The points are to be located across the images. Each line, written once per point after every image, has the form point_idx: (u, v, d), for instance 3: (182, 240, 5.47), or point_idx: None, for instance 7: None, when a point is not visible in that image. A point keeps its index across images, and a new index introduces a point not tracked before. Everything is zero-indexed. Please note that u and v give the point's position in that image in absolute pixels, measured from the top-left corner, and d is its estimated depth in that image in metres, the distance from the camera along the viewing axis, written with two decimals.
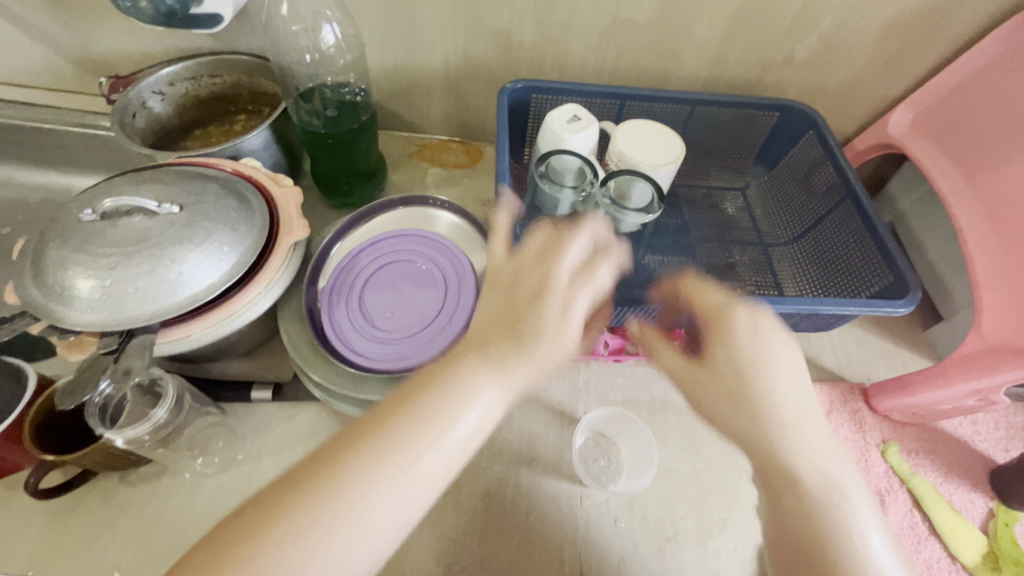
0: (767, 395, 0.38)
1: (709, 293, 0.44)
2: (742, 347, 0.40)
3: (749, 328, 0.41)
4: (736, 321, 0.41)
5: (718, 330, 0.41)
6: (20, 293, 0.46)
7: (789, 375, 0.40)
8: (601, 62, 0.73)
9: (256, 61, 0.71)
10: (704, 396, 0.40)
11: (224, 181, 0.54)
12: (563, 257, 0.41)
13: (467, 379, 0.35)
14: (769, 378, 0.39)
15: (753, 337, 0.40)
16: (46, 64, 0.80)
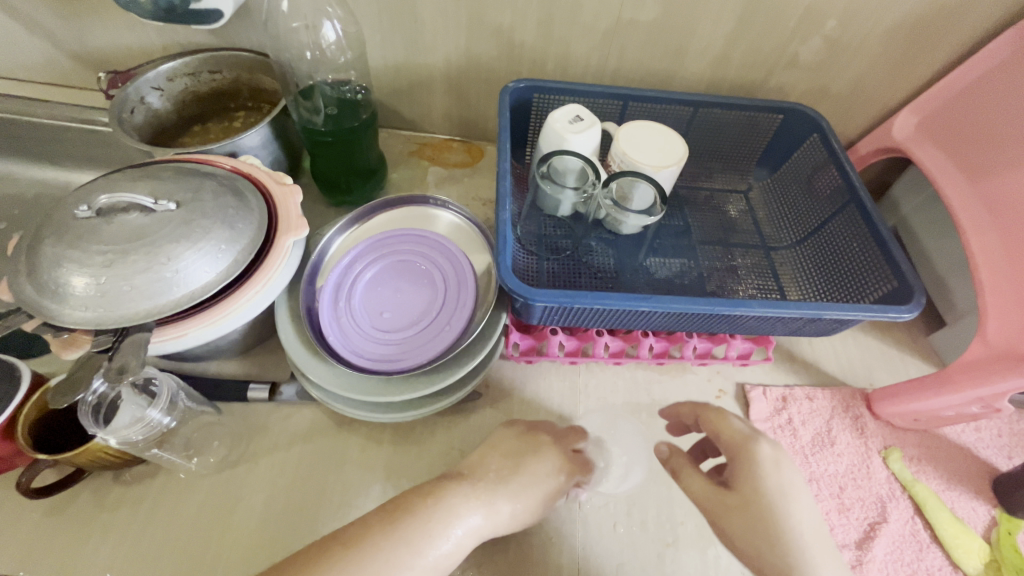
0: (786, 522, 0.48)
1: (733, 421, 0.54)
2: (767, 482, 0.50)
3: (767, 455, 0.51)
4: (759, 450, 0.52)
5: (743, 458, 0.52)
6: (14, 289, 0.45)
7: (807, 506, 0.50)
8: (604, 62, 0.72)
9: (256, 58, 0.70)
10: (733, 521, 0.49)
11: (222, 179, 0.54)
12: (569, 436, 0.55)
13: (508, 492, 0.48)
14: (783, 502, 0.49)
15: (776, 466, 0.51)
16: (44, 58, 0.79)
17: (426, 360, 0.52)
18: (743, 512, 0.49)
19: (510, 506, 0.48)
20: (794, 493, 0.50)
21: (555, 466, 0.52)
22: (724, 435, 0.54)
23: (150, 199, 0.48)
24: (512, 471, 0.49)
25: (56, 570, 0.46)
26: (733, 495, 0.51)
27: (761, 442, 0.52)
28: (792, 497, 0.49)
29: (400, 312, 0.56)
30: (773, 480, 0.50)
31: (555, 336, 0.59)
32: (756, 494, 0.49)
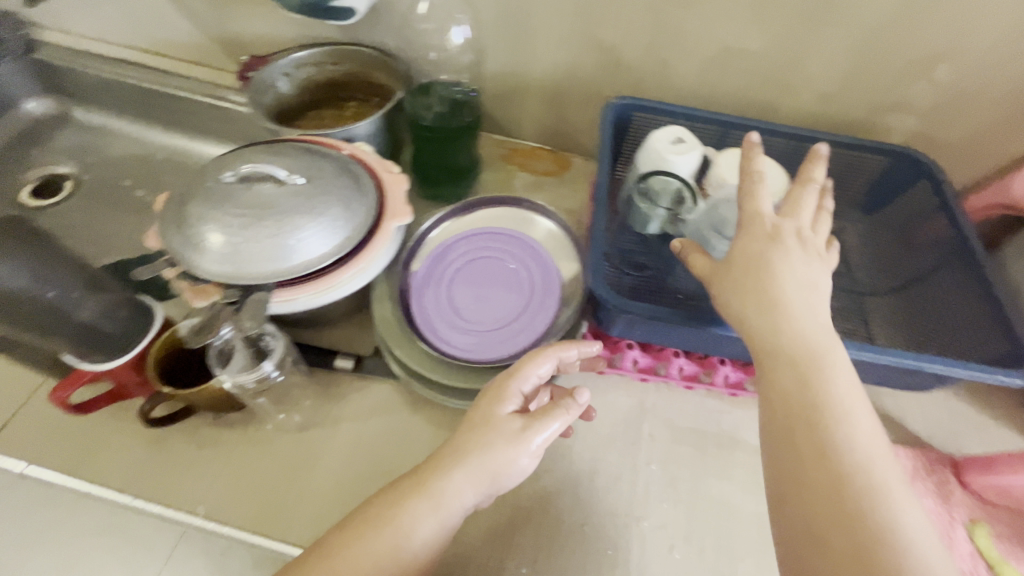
0: (787, 320, 0.42)
1: (760, 204, 0.47)
2: (776, 265, 0.44)
3: (786, 271, 0.43)
4: (774, 239, 0.45)
5: (751, 259, 0.44)
6: (162, 238, 0.51)
7: (814, 319, 0.42)
8: (706, 87, 0.73)
9: (376, 54, 0.76)
10: (725, 293, 0.45)
11: (342, 160, 0.58)
12: (523, 376, 0.46)
13: (457, 478, 0.42)
14: (779, 285, 0.43)
15: (783, 255, 0.44)
16: (189, 38, 0.89)
17: (507, 355, 0.54)
18: (752, 298, 0.43)
19: (464, 486, 0.42)
20: (800, 287, 0.43)
21: (505, 431, 0.43)
22: (759, 228, 0.46)
23: (283, 171, 0.53)
24: (459, 449, 0.43)
25: (160, 495, 0.51)
26: (729, 275, 0.45)
27: (777, 228, 0.45)
28: (803, 296, 0.43)
29: (486, 307, 0.57)
30: (786, 269, 0.44)
31: (630, 350, 0.61)
32: (769, 301, 0.43)
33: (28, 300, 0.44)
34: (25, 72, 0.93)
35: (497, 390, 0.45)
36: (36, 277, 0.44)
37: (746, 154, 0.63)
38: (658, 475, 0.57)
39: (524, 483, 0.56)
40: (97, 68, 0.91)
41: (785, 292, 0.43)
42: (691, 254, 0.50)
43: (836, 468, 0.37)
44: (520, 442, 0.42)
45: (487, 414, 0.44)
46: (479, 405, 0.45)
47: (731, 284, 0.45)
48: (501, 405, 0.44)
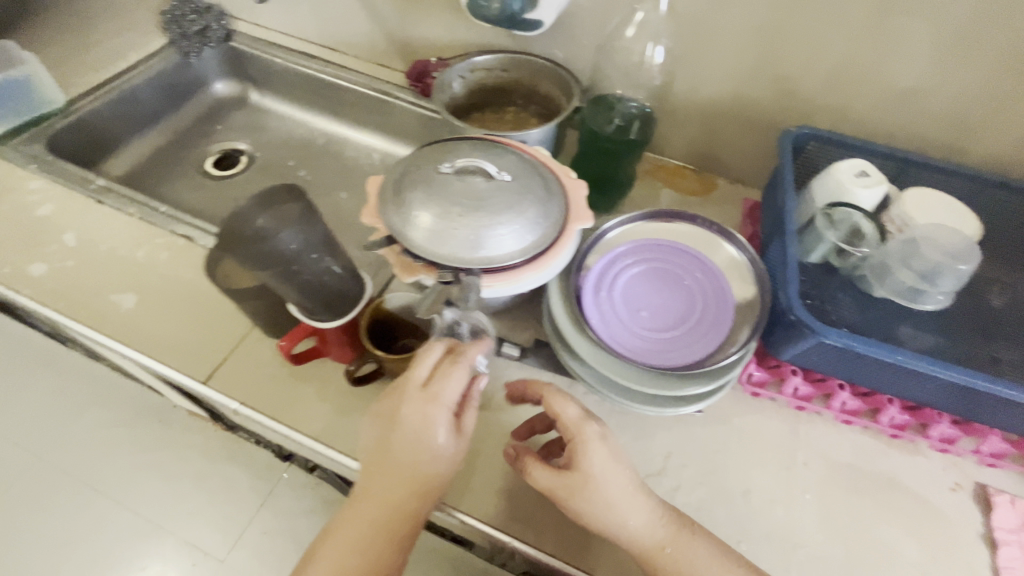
0: (621, 503, 0.49)
1: (564, 410, 0.52)
2: (594, 463, 0.49)
3: (605, 468, 0.49)
4: (589, 435, 0.50)
5: (583, 471, 0.49)
6: (383, 216, 0.56)
7: (625, 494, 0.49)
8: (880, 122, 0.71)
9: (548, 65, 0.80)
10: (574, 497, 0.49)
11: (535, 162, 0.62)
12: (447, 390, 0.49)
13: (391, 488, 0.49)
14: (613, 478, 0.49)
15: (604, 451, 0.50)
16: (365, 37, 0.97)
17: (681, 364, 0.56)
18: (597, 500, 0.49)
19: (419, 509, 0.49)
20: (615, 468, 0.50)
21: (445, 446, 0.49)
22: (575, 435, 0.51)
23: (493, 168, 0.58)
24: (406, 482, 0.49)
25: (350, 448, 0.57)
26: (571, 482, 0.49)
27: (589, 426, 0.51)
28: (617, 470, 0.50)
29: (656, 315, 0.59)
30: (610, 462, 0.50)
31: (794, 377, 0.61)
32: (613, 495, 0.49)
33: (283, 253, 0.50)
34: (221, 58, 1.05)
35: (431, 422, 0.49)
36: (302, 237, 0.51)
37: (928, 194, 0.62)
38: (813, 505, 0.57)
39: (680, 490, 0.57)
40: (282, 60, 1.02)
41: (603, 482, 0.49)
42: (531, 466, 0.51)
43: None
44: (459, 455, 0.50)
45: (428, 451, 0.48)
46: (412, 438, 0.48)
47: (577, 493, 0.49)
48: (435, 437, 0.49)
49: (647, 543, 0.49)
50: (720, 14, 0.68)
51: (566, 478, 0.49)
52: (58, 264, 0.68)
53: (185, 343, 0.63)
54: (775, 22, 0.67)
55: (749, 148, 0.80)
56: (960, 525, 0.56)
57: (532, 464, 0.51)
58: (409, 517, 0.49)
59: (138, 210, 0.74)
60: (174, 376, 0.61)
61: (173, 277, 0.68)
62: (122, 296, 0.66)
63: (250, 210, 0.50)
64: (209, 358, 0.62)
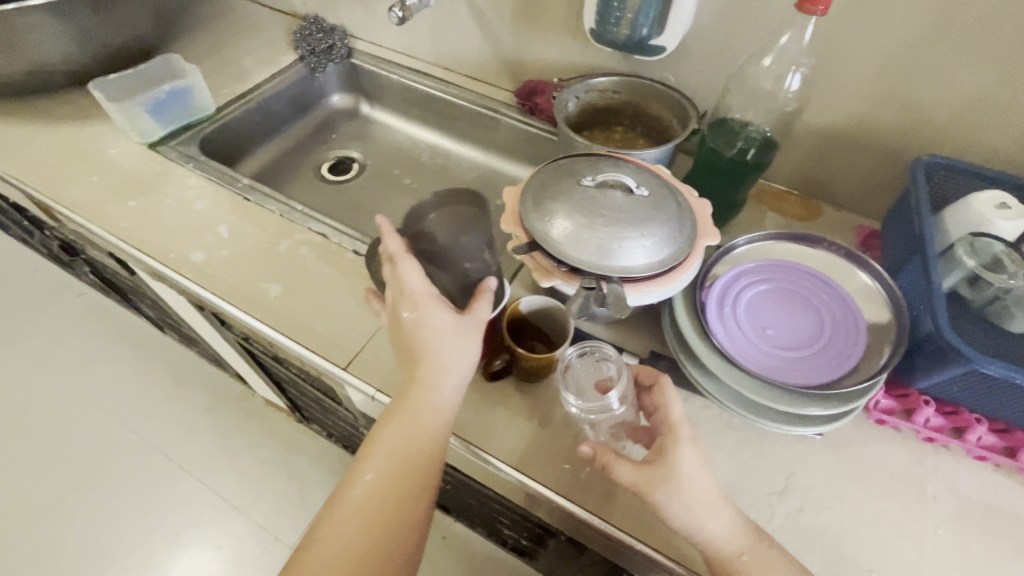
0: (700, 503, 0.49)
1: (668, 409, 0.53)
2: (684, 461, 0.50)
3: (693, 470, 0.49)
4: (683, 435, 0.51)
5: (671, 469, 0.49)
6: (526, 222, 0.60)
7: (708, 498, 0.49)
8: (1017, 156, 0.70)
9: (663, 88, 0.83)
10: (658, 494, 0.49)
11: (665, 179, 0.65)
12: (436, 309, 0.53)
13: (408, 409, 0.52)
14: (701, 477, 0.49)
15: (693, 449, 0.50)
16: (478, 57, 1.03)
17: (815, 383, 0.56)
18: (679, 499, 0.48)
19: (450, 387, 0.53)
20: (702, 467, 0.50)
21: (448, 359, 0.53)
22: (674, 432, 0.51)
23: (632, 182, 0.61)
24: (426, 365, 0.53)
25: (480, 439, 0.60)
26: (655, 477, 0.49)
27: (686, 427, 0.52)
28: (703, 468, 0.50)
29: (784, 331, 0.60)
30: (696, 460, 0.50)
31: (928, 408, 0.59)
32: (694, 494, 0.49)
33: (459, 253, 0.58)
34: (341, 73, 1.14)
35: (423, 305, 0.53)
36: (476, 240, 0.57)
37: None
38: (946, 541, 0.55)
39: (804, 512, 0.56)
40: (397, 76, 1.10)
41: (688, 480, 0.49)
42: (616, 461, 0.51)
43: None
44: (476, 332, 0.54)
45: (434, 331, 0.52)
46: (424, 365, 0.52)
47: (658, 488, 0.49)
48: (437, 318, 0.52)
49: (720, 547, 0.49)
50: (850, 43, 0.70)
51: (649, 470, 0.50)
52: (214, 252, 0.75)
53: (326, 332, 0.68)
54: (910, 53, 0.67)
55: (863, 177, 0.80)
56: None
57: (616, 461, 0.51)
58: (423, 435, 0.53)
59: (279, 209, 0.82)
60: (317, 360, 0.66)
61: (313, 270, 0.75)
62: (269, 284, 0.73)
63: (427, 208, 0.58)
64: (347, 347, 0.67)
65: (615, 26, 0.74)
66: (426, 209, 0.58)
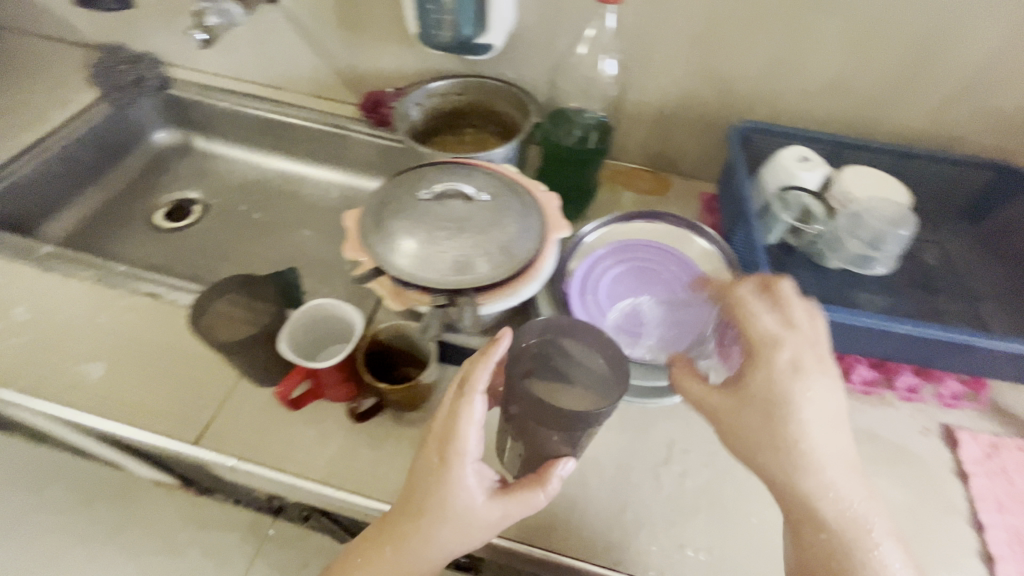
0: (800, 445, 0.46)
1: (754, 324, 0.49)
2: (778, 386, 0.46)
3: (797, 404, 0.46)
4: (778, 357, 0.47)
5: (755, 396, 0.47)
6: (367, 248, 0.57)
7: (818, 440, 0.46)
8: (815, 112, 0.78)
9: (501, 85, 0.83)
10: (738, 418, 0.47)
11: (508, 179, 0.64)
12: (464, 472, 0.46)
13: (387, 554, 0.48)
14: (801, 412, 0.46)
15: (796, 377, 0.47)
16: (312, 72, 0.96)
17: (673, 353, 0.59)
18: (764, 428, 0.46)
19: (446, 554, 0.47)
20: (820, 414, 0.46)
21: (456, 529, 0.46)
22: (759, 352, 0.48)
23: (470, 189, 0.59)
24: (424, 535, 0.46)
25: (360, 487, 0.55)
26: (738, 400, 0.47)
27: (784, 347, 0.48)
28: (814, 415, 0.46)
29: (642, 310, 0.62)
30: (802, 397, 0.46)
31: None
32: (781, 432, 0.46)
33: (567, 421, 0.46)
34: (160, 107, 1.01)
35: (457, 467, 0.45)
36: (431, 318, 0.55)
37: (862, 168, 0.68)
38: None
39: (688, 475, 0.59)
40: (226, 103, 0.99)
41: (796, 413, 0.46)
42: (687, 381, 0.51)
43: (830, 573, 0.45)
44: (489, 527, 0.46)
45: (456, 503, 0.45)
46: (426, 524, 0.46)
47: (743, 408, 0.47)
48: (461, 488, 0.46)
49: (795, 489, 0.46)
50: (660, 25, 0.73)
51: (733, 391, 0.48)
52: (11, 339, 0.63)
53: (167, 406, 0.59)
54: (711, 29, 0.73)
55: (698, 146, 0.86)
56: (938, 467, 0.61)
57: (686, 379, 0.51)
58: None
59: (93, 273, 0.70)
60: (158, 442, 0.57)
61: (142, 339, 0.65)
62: (90, 365, 0.62)
63: (374, 250, 0.56)
64: (194, 417, 0.59)
65: (435, 29, 0.72)
66: (370, 247, 0.57)
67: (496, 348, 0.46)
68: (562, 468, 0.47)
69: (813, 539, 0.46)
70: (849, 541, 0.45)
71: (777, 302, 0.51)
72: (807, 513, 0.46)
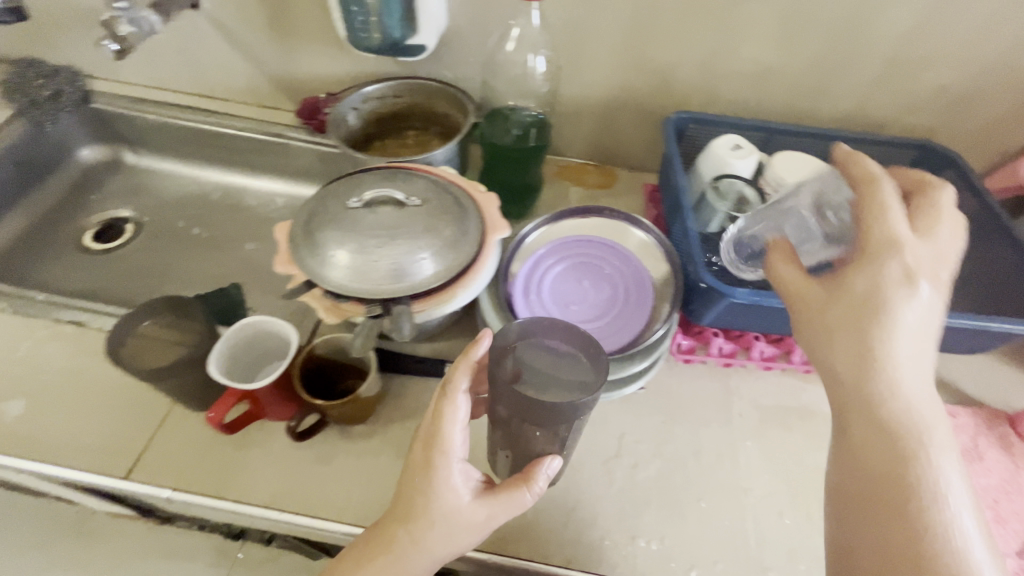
0: (888, 348, 0.41)
1: (891, 226, 0.44)
2: (879, 282, 0.43)
3: (899, 302, 0.42)
4: (889, 254, 0.43)
5: (861, 289, 0.43)
6: (297, 262, 0.55)
7: (904, 343, 0.42)
8: (749, 100, 0.80)
9: (438, 85, 0.81)
10: (820, 311, 0.45)
11: (444, 182, 0.63)
12: (450, 471, 0.43)
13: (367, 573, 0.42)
14: (897, 312, 0.42)
15: (907, 284, 0.42)
16: (245, 80, 0.93)
17: (617, 347, 0.59)
18: (850, 324, 0.43)
19: (431, 565, 0.43)
20: (917, 322, 0.42)
21: (443, 533, 0.43)
22: (878, 249, 0.44)
23: (402, 195, 0.58)
24: (408, 544, 0.42)
25: (305, 508, 0.54)
26: (835, 290, 0.45)
27: (907, 250, 0.43)
28: (907, 320, 0.42)
29: (585, 306, 0.62)
30: (904, 296, 0.42)
31: (716, 338, 0.67)
32: (866, 329, 0.42)
33: (546, 418, 0.45)
34: (83, 122, 0.96)
35: (442, 466, 0.43)
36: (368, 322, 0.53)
37: (795, 154, 0.69)
38: (756, 451, 0.62)
39: (639, 467, 0.60)
40: (154, 114, 0.94)
41: (896, 312, 0.42)
42: (779, 266, 0.50)
43: (874, 497, 0.39)
44: (477, 530, 0.43)
45: (443, 504, 0.43)
46: (410, 533, 0.42)
47: (829, 298, 0.45)
48: (448, 488, 0.43)
49: (864, 389, 0.42)
50: (592, 20, 0.74)
51: (827, 283, 0.46)
52: None
53: (94, 440, 0.56)
54: (642, 22, 0.73)
55: (640, 138, 0.87)
56: None
57: (779, 263, 0.50)
58: None
59: (11, 304, 0.66)
60: (85, 479, 0.54)
61: (67, 371, 0.61)
62: (8, 403, 0.58)
63: (303, 263, 0.55)
64: (125, 449, 0.56)
65: (363, 31, 0.70)
66: (300, 261, 0.55)
67: (476, 348, 0.45)
68: (548, 467, 0.45)
69: (871, 459, 0.40)
70: (909, 464, 0.39)
71: (927, 211, 0.46)
72: (868, 421, 0.41)
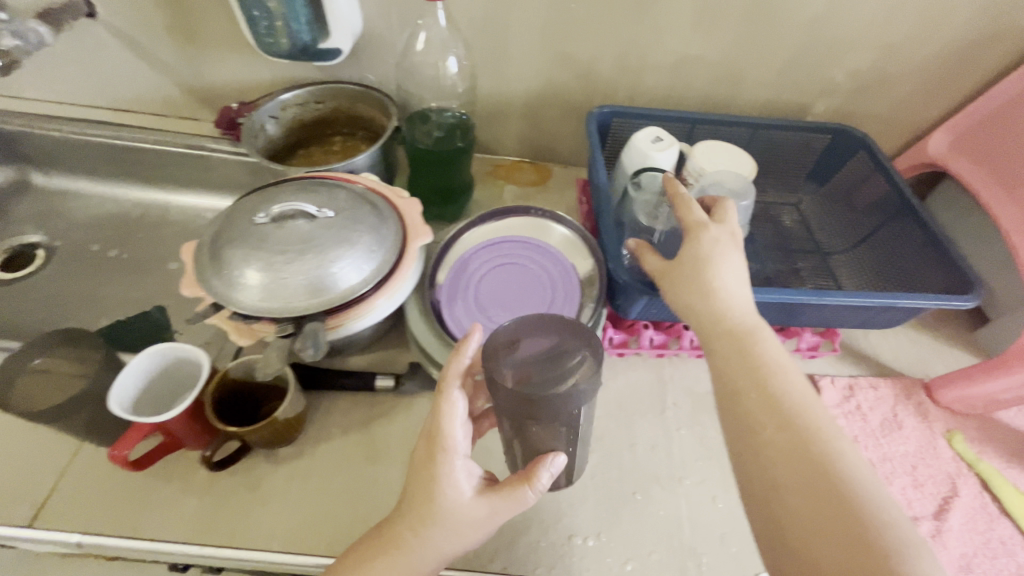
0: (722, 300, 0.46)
1: (692, 208, 0.51)
2: (700, 252, 0.48)
3: (716, 264, 0.48)
4: (702, 230, 0.50)
5: (689, 257, 0.49)
6: (203, 284, 0.53)
7: (733, 294, 0.47)
8: (671, 90, 0.81)
9: (359, 89, 0.79)
10: (670, 284, 0.49)
11: (361, 190, 0.61)
12: (452, 468, 0.42)
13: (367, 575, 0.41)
14: (715, 272, 0.47)
15: (715, 247, 0.49)
16: (157, 91, 0.88)
17: None
18: (693, 289, 0.47)
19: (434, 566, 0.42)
20: (737, 279, 0.48)
21: (446, 530, 0.41)
22: (693, 227, 0.50)
23: (312, 207, 0.56)
24: (409, 544, 0.41)
25: (229, 539, 0.52)
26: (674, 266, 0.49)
27: (712, 226, 0.50)
28: (731, 279, 0.47)
29: (512, 307, 0.61)
30: (717, 259, 0.48)
31: (646, 330, 0.68)
32: (703, 288, 0.47)
33: (546, 411, 0.42)
34: None
35: (445, 462, 0.42)
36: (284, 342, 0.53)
37: (713, 145, 0.71)
38: (690, 438, 0.63)
39: None
40: (52, 130, 0.87)
41: (718, 275, 0.47)
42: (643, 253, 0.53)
43: (753, 421, 0.40)
44: (478, 527, 0.41)
45: (445, 500, 0.41)
46: (411, 533, 0.41)
47: (671, 275, 0.49)
48: (449, 485, 0.41)
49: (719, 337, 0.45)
50: (509, 17, 0.73)
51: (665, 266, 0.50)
52: None
53: None
54: (558, 17, 0.73)
55: (570, 134, 0.87)
56: None
57: (645, 253, 0.53)
58: None
59: None
60: None
61: None
62: None
63: (211, 285, 0.52)
64: (31, 494, 0.53)
65: (269, 36, 0.68)
66: (206, 282, 0.53)
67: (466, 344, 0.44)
68: (550, 465, 0.42)
69: (745, 392, 0.42)
70: (770, 381, 0.42)
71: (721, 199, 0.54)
72: (733, 365, 0.43)
